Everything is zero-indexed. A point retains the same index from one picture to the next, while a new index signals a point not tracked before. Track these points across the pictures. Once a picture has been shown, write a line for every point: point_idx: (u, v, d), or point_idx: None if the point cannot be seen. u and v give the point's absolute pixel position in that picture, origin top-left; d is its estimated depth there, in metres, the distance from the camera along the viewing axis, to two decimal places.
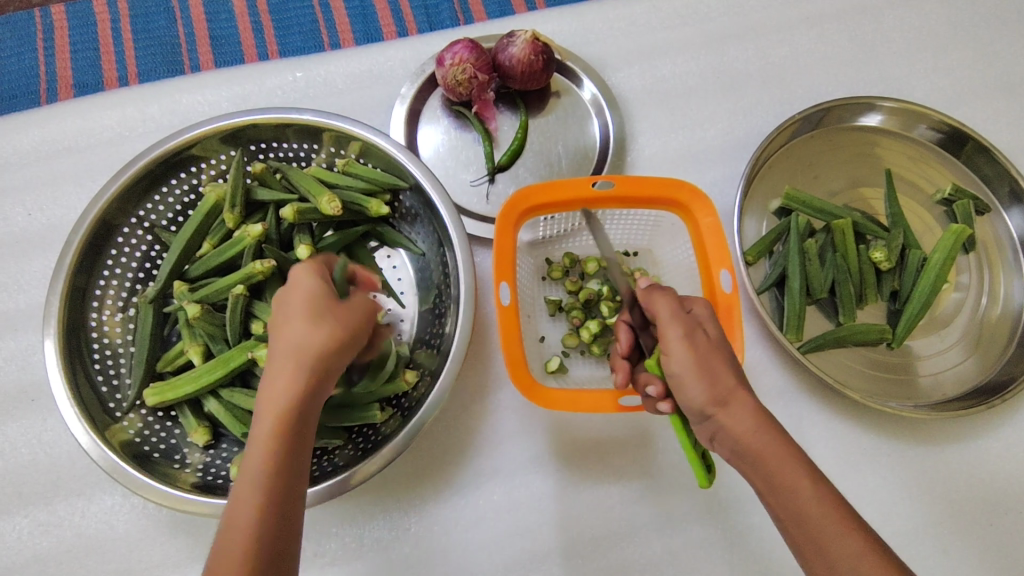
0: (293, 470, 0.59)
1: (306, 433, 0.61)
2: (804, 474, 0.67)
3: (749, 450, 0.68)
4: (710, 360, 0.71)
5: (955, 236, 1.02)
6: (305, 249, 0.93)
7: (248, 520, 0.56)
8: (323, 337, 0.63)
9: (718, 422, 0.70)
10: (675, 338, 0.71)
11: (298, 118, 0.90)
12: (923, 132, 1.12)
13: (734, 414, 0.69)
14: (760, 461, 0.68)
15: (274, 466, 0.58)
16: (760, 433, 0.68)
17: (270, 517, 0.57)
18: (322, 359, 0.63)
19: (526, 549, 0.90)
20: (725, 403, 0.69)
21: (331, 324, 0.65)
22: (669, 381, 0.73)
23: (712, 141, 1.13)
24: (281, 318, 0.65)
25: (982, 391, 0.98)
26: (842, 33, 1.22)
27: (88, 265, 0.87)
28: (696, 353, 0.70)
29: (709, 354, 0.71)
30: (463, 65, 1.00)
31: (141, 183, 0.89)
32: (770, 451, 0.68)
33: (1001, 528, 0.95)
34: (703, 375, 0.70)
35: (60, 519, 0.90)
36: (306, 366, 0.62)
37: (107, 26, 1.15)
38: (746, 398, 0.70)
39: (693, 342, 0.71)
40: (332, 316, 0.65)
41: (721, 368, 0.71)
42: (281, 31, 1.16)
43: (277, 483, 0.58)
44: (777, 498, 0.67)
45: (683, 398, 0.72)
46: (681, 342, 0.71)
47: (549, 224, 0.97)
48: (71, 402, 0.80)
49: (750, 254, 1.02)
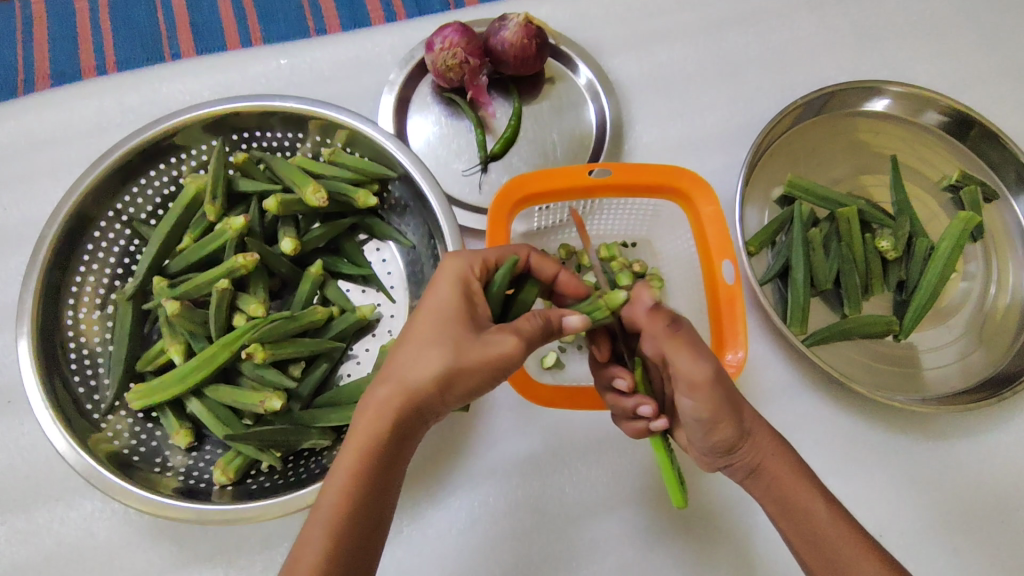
0: (379, 481, 0.61)
1: (393, 470, 0.62)
2: (818, 497, 0.68)
3: (766, 475, 0.69)
4: (734, 397, 0.67)
5: (963, 223, 0.98)
6: (290, 242, 0.89)
7: (328, 523, 0.59)
8: (432, 371, 0.63)
9: (740, 455, 0.69)
10: (709, 383, 0.65)
11: (281, 105, 0.86)
12: (930, 117, 1.09)
13: (757, 445, 0.69)
14: (775, 485, 0.69)
15: (356, 494, 0.60)
16: (777, 459, 0.69)
17: (349, 516, 0.59)
18: (420, 395, 0.63)
19: (524, 554, 0.87)
20: (750, 438, 0.68)
21: (462, 355, 0.64)
22: (696, 422, 0.69)
23: (712, 127, 1.09)
24: (412, 325, 0.67)
25: (992, 383, 0.95)
26: (844, 16, 1.18)
27: (63, 261, 0.83)
28: (724, 394, 0.66)
29: (735, 393, 0.67)
30: (454, 49, 0.96)
31: (117, 175, 0.85)
32: (786, 476, 0.69)
33: (1012, 524, 0.93)
34: (732, 415, 0.67)
35: (38, 526, 0.86)
36: (413, 389, 0.63)
37: (85, 14, 1.11)
38: (764, 425, 0.70)
39: (722, 383, 0.66)
40: (453, 350, 0.64)
41: (742, 402, 0.68)
42: (265, 18, 1.12)
43: (365, 498, 0.60)
44: (791, 521, 0.68)
45: (709, 438, 0.69)
46: (713, 386, 0.65)
47: (544, 215, 0.94)
48: (46, 404, 0.76)
49: (752, 244, 0.99)
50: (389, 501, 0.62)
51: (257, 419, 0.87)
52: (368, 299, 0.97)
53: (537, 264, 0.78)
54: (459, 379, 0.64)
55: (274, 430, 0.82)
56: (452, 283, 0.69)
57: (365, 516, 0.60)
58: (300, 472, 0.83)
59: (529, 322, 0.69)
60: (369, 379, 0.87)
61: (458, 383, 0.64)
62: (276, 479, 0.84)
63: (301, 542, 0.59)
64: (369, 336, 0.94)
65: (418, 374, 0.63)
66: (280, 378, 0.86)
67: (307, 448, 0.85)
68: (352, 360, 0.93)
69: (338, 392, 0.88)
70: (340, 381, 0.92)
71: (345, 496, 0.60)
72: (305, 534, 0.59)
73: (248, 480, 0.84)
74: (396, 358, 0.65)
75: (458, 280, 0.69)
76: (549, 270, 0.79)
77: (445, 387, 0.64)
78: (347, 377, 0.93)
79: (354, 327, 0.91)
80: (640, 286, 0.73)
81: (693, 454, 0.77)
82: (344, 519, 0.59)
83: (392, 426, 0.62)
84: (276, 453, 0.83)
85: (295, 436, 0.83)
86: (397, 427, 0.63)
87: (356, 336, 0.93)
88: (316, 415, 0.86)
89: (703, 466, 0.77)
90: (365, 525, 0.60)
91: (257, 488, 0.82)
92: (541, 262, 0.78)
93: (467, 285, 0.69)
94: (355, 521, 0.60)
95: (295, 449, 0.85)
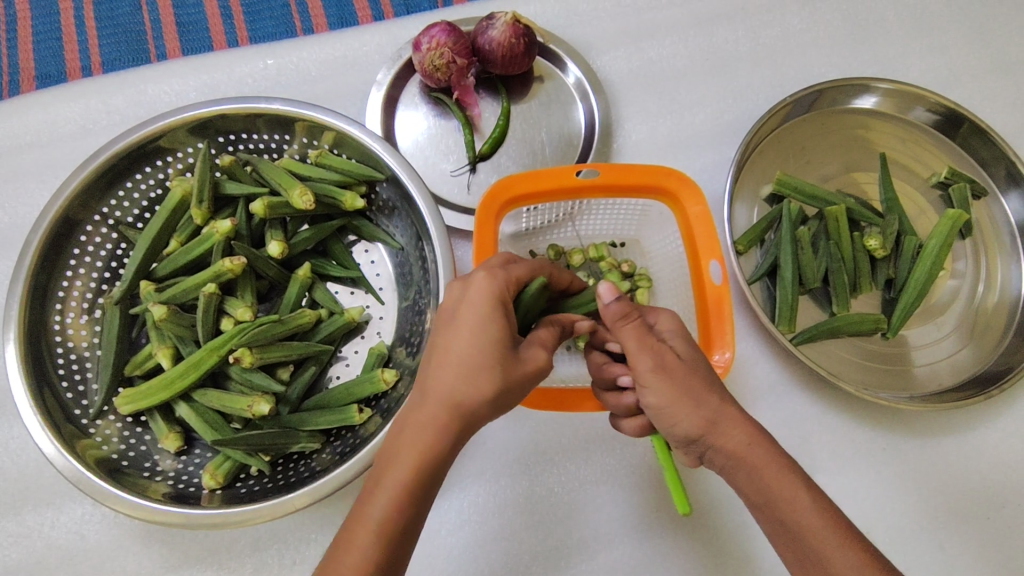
0: (425, 500, 0.61)
1: (438, 487, 0.62)
2: (802, 486, 0.68)
3: (743, 463, 0.69)
4: (693, 386, 0.69)
5: (950, 221, 0.99)
6: (278, 245, 0.90)
7: (375, 545, 0.58)
8: (483, 394, 0.62)
9: (709, 442, 0.69)
10: (648, 369, 0.69)
11: (267, 107, 0.85)
12: (920, 115, 1.09)
13: (722, 432, 0.69)
14: (756, 475, 0.68)
15: (404, 513, 0.59)
16: (754, 446, 0.69)
17: (397, 534, 0.59)
18: (468, 413, 0.62)
19: (515, 553, 0.87)
20: (715, 425, 0.68)
21: (510, 377, 0.64)
22: (652, 412, 0.71)
23: (701, 125, 1.09)
24: (459, 341, 0.63)
25: (978, 380, 0.96)
26: (834, 12, 1.18)
27: (49, 266, 0.83)
28: (673, 382, 0.68)
29: (688, 380, 0.68)
30: (441, 48, 0.95)
31: (102, 179, 0.84)
32: (763, 464, 0.68)
33: (997, 521, 0.93)
34: (687, 402, 0.68)
35: (29, 529, 0.86)
36: (463, 409, 0.62)
37: (70, 14, 1.10)
38: (735, 413, 0.69)
39: (668, 371, 0.68)
40: (505, 372, 0.63)
41: (704, 390, 0.69)
42: (251, 17, 1.11)
43: (412, 517, 0.60)
44: (775, 511, 0.68)
45: (670, 427, 0.70)
46: (657, 374, 0.68)
47: (533, 215, 0.94)
48: (34, 409, 0.76)
49: (741, 242, 0.99)
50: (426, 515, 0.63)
51: (246, 423, 0.88)
52: (357, 301, 0.97)
53: (556, 275, 0.82)
54: (505, 399, 0.64)
55: (262, 433, 0.82)
56: (495, 296, 0.65)
57: (409, 535, 0.60)
58: (290, 475, 0.83)
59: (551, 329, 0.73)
60: (356, 382, 0.87)
61: (504, 402, 0.65)
62: (266, 482, 0.83)
63: (342, 551, 0.58)
64: (357, 338, 0.94)
65: (469, 395, 0.62)
66: (268, 382, 0.87)
67: (297, 451, 0.86)
68: (341, 362, 0.94)
69: (326, 394, 0.89)
70: (330, 383, 0.93)
71: (393, 517, 0.59)
72: (347, 551, 0.58)
73: (238, 484, 0.84)
74: (444, 374, 0.63)
75: (501, 292, 0.66)
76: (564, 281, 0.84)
77: (492, 407, 0.64)
78: (336, 379, 0.93)
79: (343, 330, 0.92)
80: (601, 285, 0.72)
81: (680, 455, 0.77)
82: (391, 540, 0.59)
83: (444, 448, 0.62)
84: (265, 457, 0.83)
85: (284, 439, 0.83)
86: (445, 448, 0.62)
87: (344, 338, 0.93)
88: (305, 418, 0.87)
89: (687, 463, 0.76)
90: (407, 542, 0.60)
91: (247, 492, 0.82)
92: (559, 274, 0.83)
93: (506, 297, 0.67)
94: (401, 540, 0.59)
95: (284, 452, 0.85)
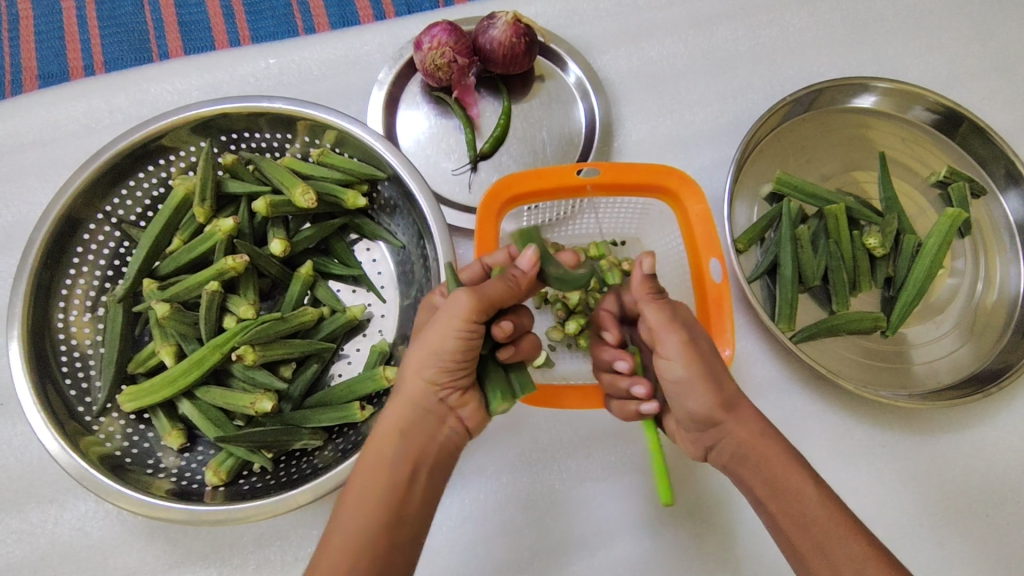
0: (383, 472, 0.65)
1: (396, 460, 0.66)
2: (809, 481, 0.68)
3: (751, 453, 0.70)
4: (715, 366, 0.71)
5: (950, 220, 0.99)
6: (280, 244, 0.90)
7: (344, 521, 0.63)
8: (408, 366, 0.67)
9: (725, 427, 0.71)
10: (678, 344, 0.71)
11: (269, 106, 0.86)
12: (919, 114, 1.09)
13: (740, 418, 0.71)
14: (764, 464, 0.70)
15: (362, 487, 0.65)
16: (765, 439, 0.70)
17: (362, 509, 0.63)
18: (405, 388, 0.68)
19: (515, 550, 0.88)
20: (733, 409, 0.71)
21: (422, 340, 0.67)
22: (673, 389, 0.73)
23: (701, 124, 1.09)
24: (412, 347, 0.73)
25: (977, 378, 0.96)
26: (834, 11, 1.18)
27: (52, 264, 0.83)
28: (699, 358, 0.70)
29: (712, 360, 0.71)
30: (442, 48, 0.96)
31: (105, 177, 0.85)
32: (772, 454, 0.70)
33: (996, 518, 0.94)
34: (709, 381, 0.71)
35: (32, 526, 0.86)
36: (400, 390, 0.68)
37: (72, 14, 1.10)
38: (749, 401, 0.73)
39: (696, 347, 0.71)
40: (420, 339, 0.66)
41: (726, 373, 0.72)
42: (253, 16, 1.11)
43: (373, 491, 0.64)
44: (781, 504, 0.68)
45: (689, 407, 0.73)
46: (686, 350, 0.71)
47: (534, 214, 0.94)
48: (37, 406, 0.76)
49: (741, 241, 0.99)
50: (401, 490, 0.65)
51: (248, 420, 0.88)
52: (358, 300, 0.97)
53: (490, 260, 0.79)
54: (432, 361, 0.66)
55: (264, 430, 0.83)
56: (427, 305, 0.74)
57: (375, 509, 0.63)
58: (292, 472, 0.84)
59: (487, 284, 0.67)
60: (357, 379, 0.88)
61: (432, 366, 0.66)
62: (268, 479, 0.84)
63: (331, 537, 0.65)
64: (357, 337, 0.95)
65: (404, 375, 0.68)
66: (271, 380, 0.87)
67: (299, 449, 0.86)
68: (343, 360, 0.94)
69: (328, 392, 0.89)
70: (332, 381, 0.93)
71: (354, 494, 0.65)
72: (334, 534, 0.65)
73: (240, 480, 0.84)
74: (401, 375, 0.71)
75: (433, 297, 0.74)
76: (501, 262, 0.78)
77: (422, 373, 0.66)
78: (338, 377, 0.93)
79: (344, 328, 0.92)
80: (642, 254, 0.72)
81: (683, 441, 0.79)
82: (359, 515, 0.63)
83: (392, 424, 0.67)
84: (268, 454, 0.84)
85: (286, 437, 0.84)
86: (392, 422, 0.67)
87: (346, 336, 0.94)
88: (307, 415, 0.87)
89: (693, 452, 0.78)
90: (374, 514, 0.63)
91: (250, 489, 0.82)
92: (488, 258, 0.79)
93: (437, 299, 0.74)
94: (366, 514, 0.63)
95: (287, 449, 0.86)
